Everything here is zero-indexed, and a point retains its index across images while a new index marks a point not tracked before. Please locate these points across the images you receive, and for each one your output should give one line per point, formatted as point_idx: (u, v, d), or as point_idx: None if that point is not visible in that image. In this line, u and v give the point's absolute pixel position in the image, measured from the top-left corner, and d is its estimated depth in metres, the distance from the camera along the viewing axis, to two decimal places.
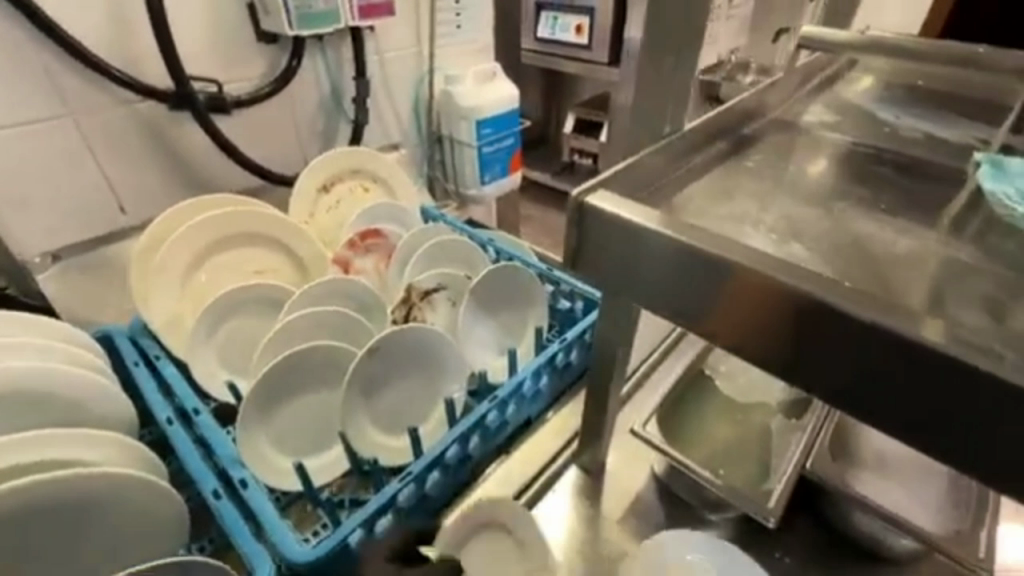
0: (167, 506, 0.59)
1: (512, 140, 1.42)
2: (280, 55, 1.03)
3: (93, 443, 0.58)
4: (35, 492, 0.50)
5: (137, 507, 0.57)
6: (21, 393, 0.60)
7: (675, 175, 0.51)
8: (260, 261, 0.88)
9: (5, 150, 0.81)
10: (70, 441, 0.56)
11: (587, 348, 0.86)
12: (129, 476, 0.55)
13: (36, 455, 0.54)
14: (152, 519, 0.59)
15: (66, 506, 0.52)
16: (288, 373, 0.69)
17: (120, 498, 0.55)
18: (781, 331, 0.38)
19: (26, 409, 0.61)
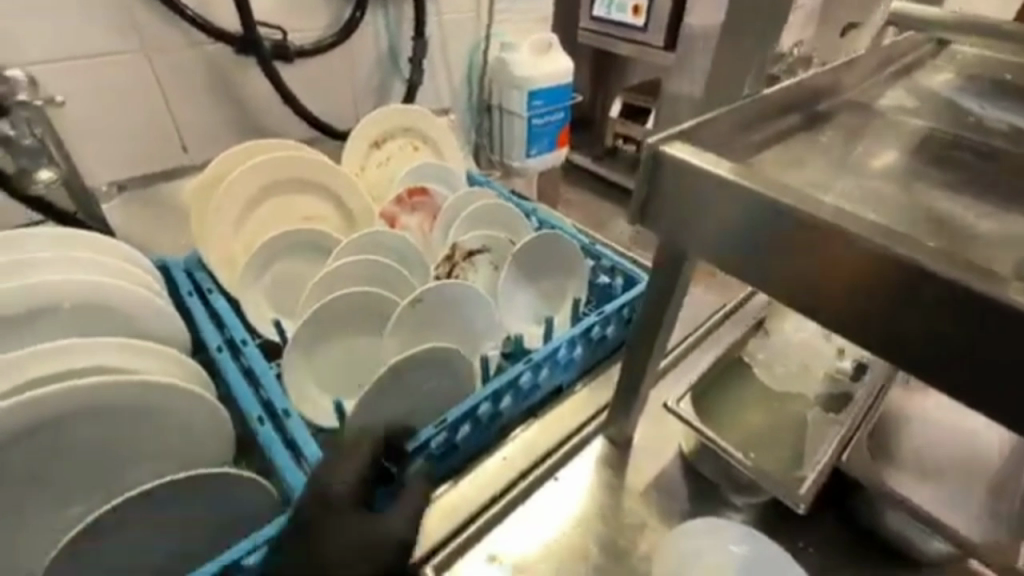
0: (215, 419, 0.62)
1: (562, 114, 1.41)
2: (345, 9, 1.04)
3: (134, 352, 0.62)
4: (85, 394, 0.53)
5: (187, 417, 0.61)
6: (77, 303, 0.64)
7: (743, 144, 0.50)
8: (311, 208, 0.90)
9: (82, 78, 0.84)
10: (116, 351, 0.60)
11: (624, 323, 0.86)
12: (168, 383, 0.58)
13: (92, 360, 0.58)
14: (200, 431, 0.62)
15: (122, 407, 0.56)
16: (333, 316, 0.71)
17: (173, 407, 0.59)
18: (866, 294, 0.36)
19: (85, 318, 0.65)
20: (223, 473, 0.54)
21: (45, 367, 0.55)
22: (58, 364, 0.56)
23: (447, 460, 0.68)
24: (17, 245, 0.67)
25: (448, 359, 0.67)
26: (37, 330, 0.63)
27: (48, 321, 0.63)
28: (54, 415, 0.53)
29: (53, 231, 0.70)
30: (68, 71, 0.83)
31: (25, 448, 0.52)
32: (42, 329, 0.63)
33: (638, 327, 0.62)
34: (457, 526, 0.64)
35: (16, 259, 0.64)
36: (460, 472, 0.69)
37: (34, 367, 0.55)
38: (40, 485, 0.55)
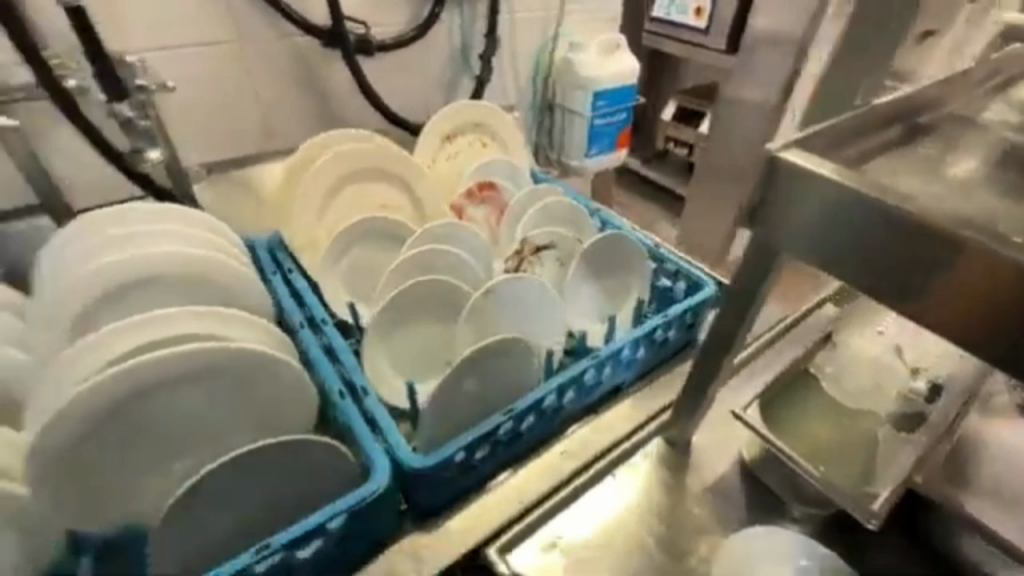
0: (300, 387, 0.63)
1: (624, 115, 1.41)
2: (424, 5, 1.07)
3: (227, 322, 0.63)
4: (181, 362, 0.55)
5: (275, 383, 0.62)
6: (173, 273, 0.69)
7: (843, 153, 0.50)
8: (386, 197, 0.94)
9: (185, 66, 0.90)
10: (210, 319, 0.62)
11: (686, 327, 0.86)
12: (255, 351, 0.59)
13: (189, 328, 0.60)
14: (287, 398, 0.63)
15: (217, 372, 0.58)
16: (410, 301, 0.74)
17: (263, 373, 0.61)
18: (989, 306, 0.37)
19: (183, 288, 0.70)
20: (303, 441, 0.55)
21: (150, 332, 0.58)
22: (156, 333, 0.59)
23: (510, 448, 0.69)
24: (127, 218, 0.74)
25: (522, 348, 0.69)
26: (142, 296, 0.69)
27: (150, 288, 0.69)
28: (156, 381, 0.55)
29: (150, 207, 0.75)
30: (173, 59, 0.89)
31: (132, 410, 0.55)
32: (146, 295, 0.69)
33: (712, 332, 0.62)
34: (518, 512, 0.67)
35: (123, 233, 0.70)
36: (520, 461, 0.71)
37: (141, 333, 0.58)
38: (143, 446, 0.57)
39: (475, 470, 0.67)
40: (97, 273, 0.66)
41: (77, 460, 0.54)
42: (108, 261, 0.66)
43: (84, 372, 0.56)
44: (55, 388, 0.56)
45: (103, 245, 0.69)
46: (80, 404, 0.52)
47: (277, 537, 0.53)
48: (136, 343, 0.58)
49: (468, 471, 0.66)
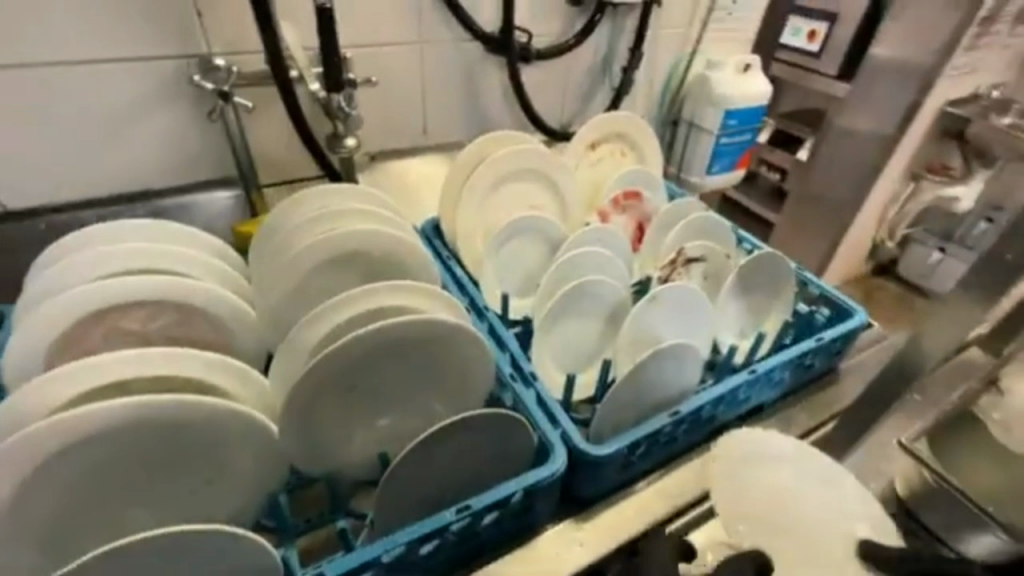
0: (485, 364, 0.67)
1: (751, 136, 1.41)
2: (581, 17, 1.12)
3: (420, 295, 0.66)
4: (398, 332, 0.60)
5: (467, 358, 0.66)
6: (371, 249, 0.74)
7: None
8: (538, 197, 0.98)
9: (371, 63, 0.98)
10: (407, 293, 0.66)
11: (831, 356, 0.87)
12: (451, 321, 0.61)
13: (394, 300, 0.65)
14: (473, 373, 0.68)
15: (422, 343, 0.63)
16: (574, 298, 0.79)
17: (460, 348, 0.65)
18: None
19: (380, 265, 0.77)
20: (499, 415, 0.59)
21: (366, 301, 0.64)
22: (366, 305, 0.64)
23: (662, 452, 0.72)
24: (322, 198, 0.79)
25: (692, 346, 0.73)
26: (343, 272, 0.75)
27: (351, 261, 0.75)
28: (377, 347, 0.60)
29: (335, 186, 0.80)
30: (362, 57, 0.97)
31: (355, 372, 0.61)
32: (349, 270, 0.75)
33: None
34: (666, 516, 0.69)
35: (320, 212, 0.76)
36: (667, 466, 0.74)
37: (361, 302, 0.64)
38: (356, 405, 0.63)
39: (630, 468, 0.70)
40: (309, 250, 0.71)
41: (310, 417, 0.60)
42: (316, 240, 0.71)
43: (312, 344, 0.62)
44: (290, 350, 0.62)
45: (308, 223, 0.75)
46: (320, 368, 0.58)
47: (476, 501, 0.58)
48: (349, 315, 0.63)
49: (624, 468, 0.69)
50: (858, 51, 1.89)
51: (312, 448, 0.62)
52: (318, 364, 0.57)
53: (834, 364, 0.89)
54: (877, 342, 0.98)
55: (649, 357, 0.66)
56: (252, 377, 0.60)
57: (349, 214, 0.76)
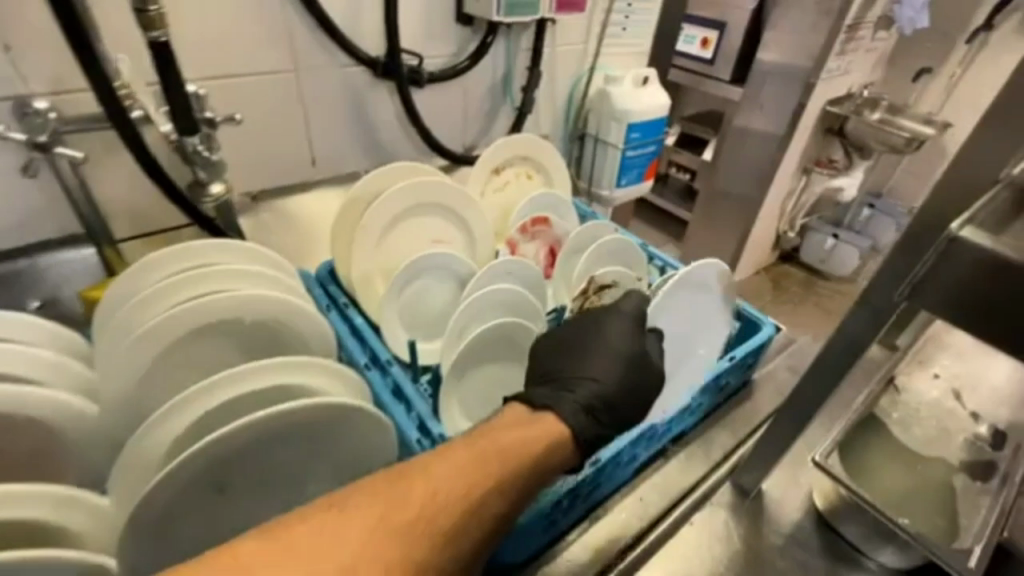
0: (385, 442, 0.62)
1: (655, 147, 1.43)
2: (473, 37, 1.07)
3: (288, 370, 0.58)
4: (290, 417, 0.52)
5: (366, 439, 0.60)
6: (234, 317, 0.65)
7: (988, 224, 0.46)
8: (441, 231, 0.92)
9: (238, 95, 0.88)
10: (271, 371, 0.57)
11: (745, 370, 0.88)
12: (355, 405, 0.56)
13: (285, 380, 0.58)
14: (370, 452, 0.62)
15: (316, 428, 0.56)
16: (483, 344, 0.73)
17: (359, 430, 0.59)
18: None
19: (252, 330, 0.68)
20: None
21: (252, 382, 0.56)
22: (219, 397, 0.54)
23: (588, 500, 0.70)
24: (169, 263, 0.69)
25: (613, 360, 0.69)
26: (214, 343, 0.67)
27: (215, 331, 0.66)
28: (264, 435, 0.52)
29: (220, 241, 0.71)
30: (226, 89, 0.86)
31: (232, 465, 0.52)
32: (216, 340, 0.67)
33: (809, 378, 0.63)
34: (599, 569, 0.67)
35: (182, 275, 0.66)
36: (595, 512, 0.72)
37: (245, 384, 0.56)
38: (227, 499, 0.55)
39: (556, 525, 0.67)
40: (176, 316, 0.61)
41: (166, 522, 0.51)
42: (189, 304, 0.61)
43: (159, 456, 0.52)
44: (144, 445, 0.51)
45: (152, 297, 0.64)
46: (184, 468, 0.49)
47: None
48: (224, 399, 0.54)
49: (550, 526, 0.66)
50: (746, 58, 1.99)
51: (159, 556, 0.52)
52: (184, 461, 0.48)
53: (747, 376, 0.91)
54: (786, 346, 1.01)
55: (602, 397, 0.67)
56: (83, 500, 0.49)
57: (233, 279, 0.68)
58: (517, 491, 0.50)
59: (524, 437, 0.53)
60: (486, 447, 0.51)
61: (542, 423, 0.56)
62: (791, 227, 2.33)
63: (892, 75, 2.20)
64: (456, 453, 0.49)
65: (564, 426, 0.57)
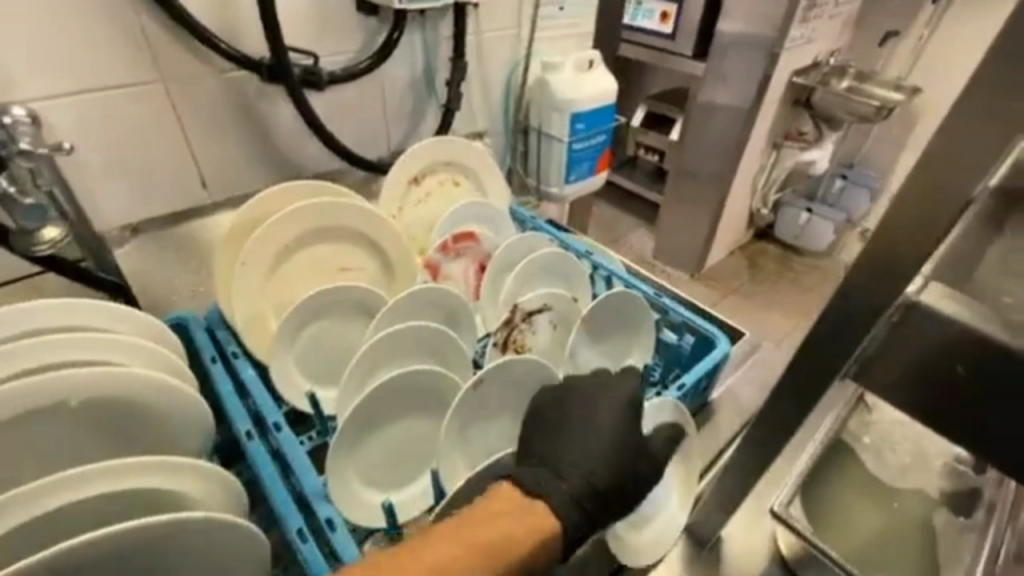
0: (254, 547, 0.52)
1: (605, 137, 1.32)
2: (380, 29, 0.94)
3: (116, 476, 0.47)
4: (143, 531, 0.43)
5: (233, 548, 0.51)
6: (51, 405, 0.51)
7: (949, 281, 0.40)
8: (347, 257, 0.80)
9: (92, 116, 0.74)
10: (89, 482, 0.45)
11: (699, 393, 0.78)
12: (227, 518, 0.48)
13: (142, 482, 0.49)
14: (234, 560, 0.52)
15: (176, 543, 0.46)
16: (387, 399, 0.63)
17: (225, 543, 0.50)
18: None
19: (80, 416, 0.54)
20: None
21: (102, 484, 0.46)
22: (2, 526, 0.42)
23: None
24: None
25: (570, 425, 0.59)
26: (36, 436, 0.52)
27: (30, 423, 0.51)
28: (110, 552, 0.42)
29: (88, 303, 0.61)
30: (74, 111, 0.72)
31: None
32: (34, 435, 0.52)
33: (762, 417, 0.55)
34: None
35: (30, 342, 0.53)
36: None
37: (96, 483, 0.46)
38: None
39: None
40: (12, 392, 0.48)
41: None
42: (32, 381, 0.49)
43: None
44: None
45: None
46: None
47: None
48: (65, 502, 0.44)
49: None
50: (706, 31, 1.87)
51: None
52: None
53: (703, 398, 0.82)
54: (749, 355, 0.91)
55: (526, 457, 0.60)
56: None
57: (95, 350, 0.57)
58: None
59: (504, 530, 0.42)
60: (459, 552, 0.40)
61: (537, 509, 0.45)
62: (764, 204, 2.23)
63: (859, 39, 2.08)
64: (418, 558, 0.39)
65: (556, 522, 0.45)
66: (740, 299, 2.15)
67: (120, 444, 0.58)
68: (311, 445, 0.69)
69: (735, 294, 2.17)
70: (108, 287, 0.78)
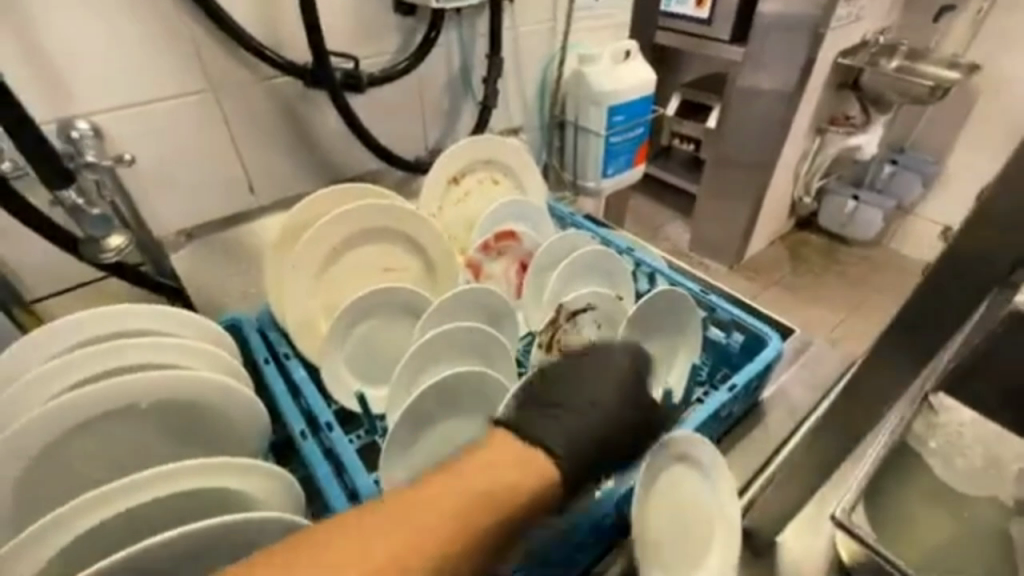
0: None
1: (642, 129, 1.29)
2: (417, 29, 0.94)
3: (184, 479, 0.49)
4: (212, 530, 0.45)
5: None
6: (124, 407, 0.54)
7: None
8: (390, 258, 0.81)
9: (149, 127, 0.77)
10: (161, 483, 0.48)
11: (750, 393, 0.76)
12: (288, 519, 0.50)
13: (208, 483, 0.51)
14: None
15: (242, 542, 0.49)
16: (435, 400, 0.63)
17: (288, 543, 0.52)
18: None
19: (151, 415, 0.57)
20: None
21: (173, 485, 0.49)
22: (80, 527, 0.45)
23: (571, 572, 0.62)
24: (62, 339, 0.60)
25: (612, 373, 0.55)
26: (110, 434, 0.55)
27: (105, 423, 0.54)
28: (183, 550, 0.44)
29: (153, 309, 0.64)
30: (133, 123, 0.75)
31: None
32: (111, 434, 0.55)
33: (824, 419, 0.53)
34: None
35: (105, 347, 0.57)
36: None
37: (168, 483, 0.48)
38: None
39: None
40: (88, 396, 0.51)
41: None
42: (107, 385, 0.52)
43: None
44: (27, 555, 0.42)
45: (25, 391, 0.54)
46: None
47: None
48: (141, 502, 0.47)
49: None
50: (746, 14, 1.80)
51: None
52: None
53: (754, 397, 0.79)
54: (800, 353, 0.88)
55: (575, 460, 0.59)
56: None
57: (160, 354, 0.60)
58: (473, 544, 0.40)
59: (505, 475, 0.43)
60: (462, 489, 0.41)
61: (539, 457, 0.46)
62: (808, 191, 2.14)
63: (911, 15, 1.97)
64: (446, 484, 0.41)
65: (557, 471, 0.46)
66: (783, 291, 2.08)
67: (188, 443, 0.61)
68: (360, 443, 0.71)
69: (777, 287, 2.09)
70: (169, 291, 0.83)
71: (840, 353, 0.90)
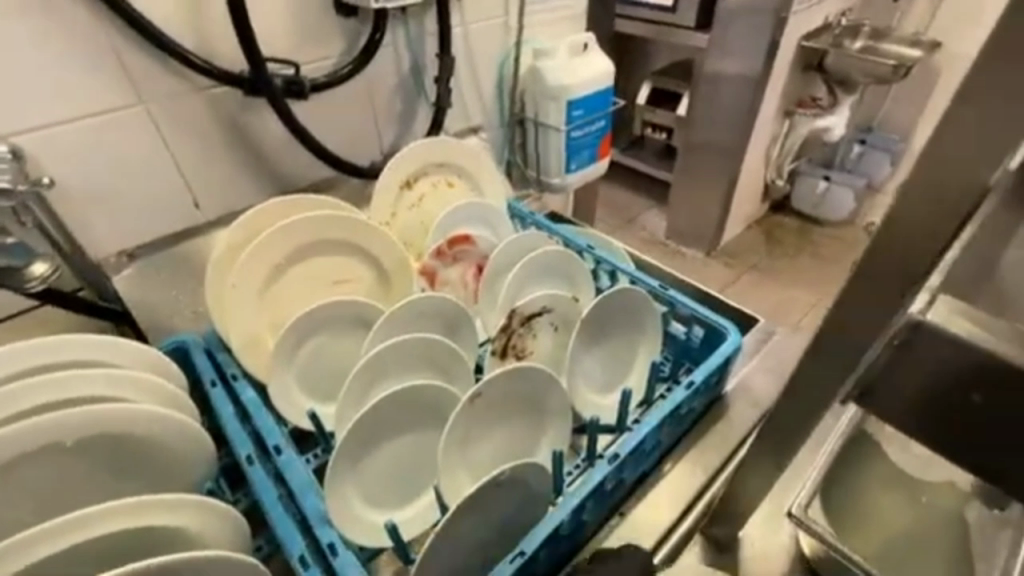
0: None
1: (604, 122, 1.27)
2: (361, 31, 0.91)
3: (115, 517, 0.47)
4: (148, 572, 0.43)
5: None
6: (50, 444, 0.51)
7: (966, 275, 0.37)
8: (340, 270, 0.79)
9: (74, 143, 0.73)
10: (99, 521, 0.46)
11: (711, 388, 0.75)
12: (229, 555, 0.48)
13: (144, 521, 0.49)
14: None
15: None
16: (383, 415, 0.61)
17: None
18: None
19: (81, 452, 0.54)
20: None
21: (107, 524, 0.46)
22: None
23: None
24: None
25: None
26: (35, 473, 0.52)
27: (29, 462, 0.51)
28: None
29: (92, 339, 0.61)
30: (55, 140, 0.71)
31: None
32: (34, 475, 0.52)
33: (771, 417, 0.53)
34: None
35: (29, 382, 0.53)
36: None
37: (102, 523, 0.46)
38: None
39: None
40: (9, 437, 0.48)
41: None
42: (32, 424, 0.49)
43: None
44: None
45: None
46: None
47: None
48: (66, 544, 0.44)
49: None
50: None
51: None
52: None
53: (716, 392, 0.79)
54: (763, 343, 0.88)
55: (528, 465, 0.57)
56: None
57: (97, 386, 0.57)
58: None
59: None
60: None
61: None
62: (780, 174, 2.13)
63: None
64: None
65: None
66: (758, 275, 2.08)
67: (127, 479, 0.59)
68: (316, 463, 0.69)
69: (752, 271, 2.10)
70: (111, 315, 0.77)
71: (804, 340, 0.89)
